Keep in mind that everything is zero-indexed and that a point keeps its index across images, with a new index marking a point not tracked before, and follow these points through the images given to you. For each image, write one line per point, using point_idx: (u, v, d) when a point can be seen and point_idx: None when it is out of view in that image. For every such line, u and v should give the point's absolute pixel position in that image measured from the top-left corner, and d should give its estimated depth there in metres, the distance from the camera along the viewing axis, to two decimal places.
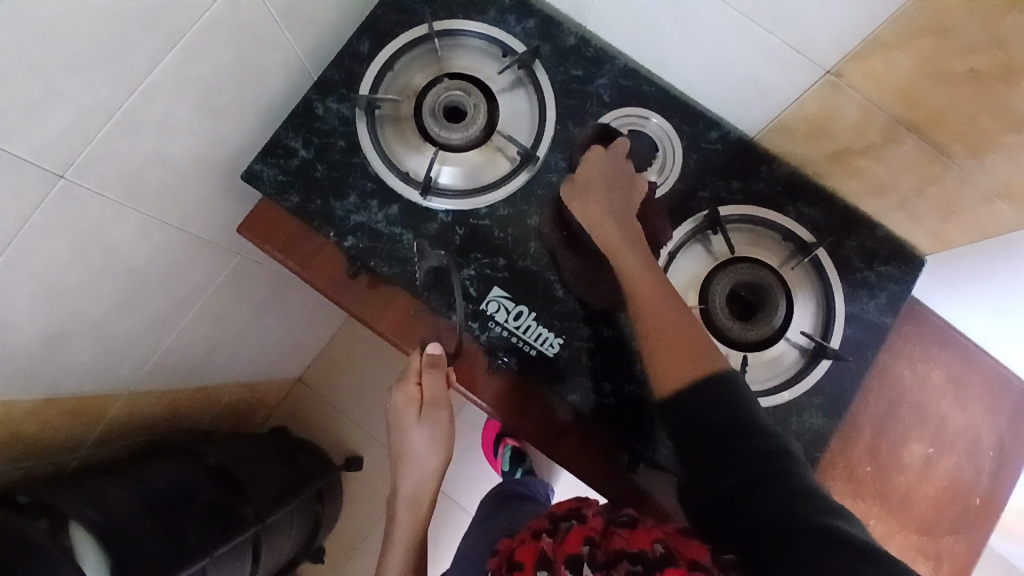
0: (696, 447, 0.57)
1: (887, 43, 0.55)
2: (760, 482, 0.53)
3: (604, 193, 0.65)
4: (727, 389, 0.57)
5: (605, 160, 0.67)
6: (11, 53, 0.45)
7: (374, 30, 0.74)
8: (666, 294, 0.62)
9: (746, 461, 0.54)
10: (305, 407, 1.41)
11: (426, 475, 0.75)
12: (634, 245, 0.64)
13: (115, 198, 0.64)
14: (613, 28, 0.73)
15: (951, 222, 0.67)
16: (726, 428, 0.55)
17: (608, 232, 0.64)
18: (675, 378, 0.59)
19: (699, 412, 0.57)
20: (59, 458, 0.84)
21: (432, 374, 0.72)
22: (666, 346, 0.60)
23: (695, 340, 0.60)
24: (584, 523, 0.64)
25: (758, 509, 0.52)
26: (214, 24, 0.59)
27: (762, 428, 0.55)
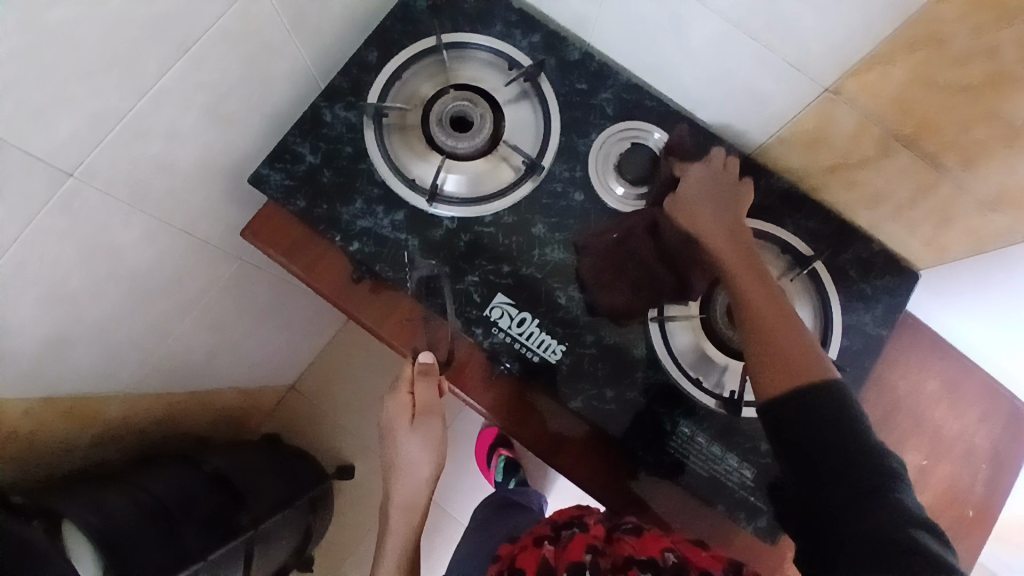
0: (790, 454, 0.54)
1: (882, 58, 0.57)
2: (853, 497, 0.50)
3: (715, 217, 0.69)
4: (834, 399, 0.53)
5: (707, 181, 0.72)
6: (24, 57, 0.45)
7: (382, 40, 0.76)
8: (768, 302, 0.61)
9: (847, 476, 0.50)
10: (299, 418, 1.40)
11: (418, 484, 0.77)
12: (747, 262, 0.65)
13: (123, 199, 0.64)
14: (616, 42, 0.75)
15: (946, 232, 0.68)
16: (830, 440, 0.52)
17: (716, 236, 0.67)
18: (775, 382, 0.57)
19: (798, 418, 0.54)
20: (54, 461, 0.83)
21: (424, 383, 0.74)
22: (766, 349, 0.58)
23: (796, 338, 0.59)
24: (585, 531, 0.66)
25: (846, 526, 0.49)
26: (226, 29, 0.60)
27: (868, 443, 0.52)
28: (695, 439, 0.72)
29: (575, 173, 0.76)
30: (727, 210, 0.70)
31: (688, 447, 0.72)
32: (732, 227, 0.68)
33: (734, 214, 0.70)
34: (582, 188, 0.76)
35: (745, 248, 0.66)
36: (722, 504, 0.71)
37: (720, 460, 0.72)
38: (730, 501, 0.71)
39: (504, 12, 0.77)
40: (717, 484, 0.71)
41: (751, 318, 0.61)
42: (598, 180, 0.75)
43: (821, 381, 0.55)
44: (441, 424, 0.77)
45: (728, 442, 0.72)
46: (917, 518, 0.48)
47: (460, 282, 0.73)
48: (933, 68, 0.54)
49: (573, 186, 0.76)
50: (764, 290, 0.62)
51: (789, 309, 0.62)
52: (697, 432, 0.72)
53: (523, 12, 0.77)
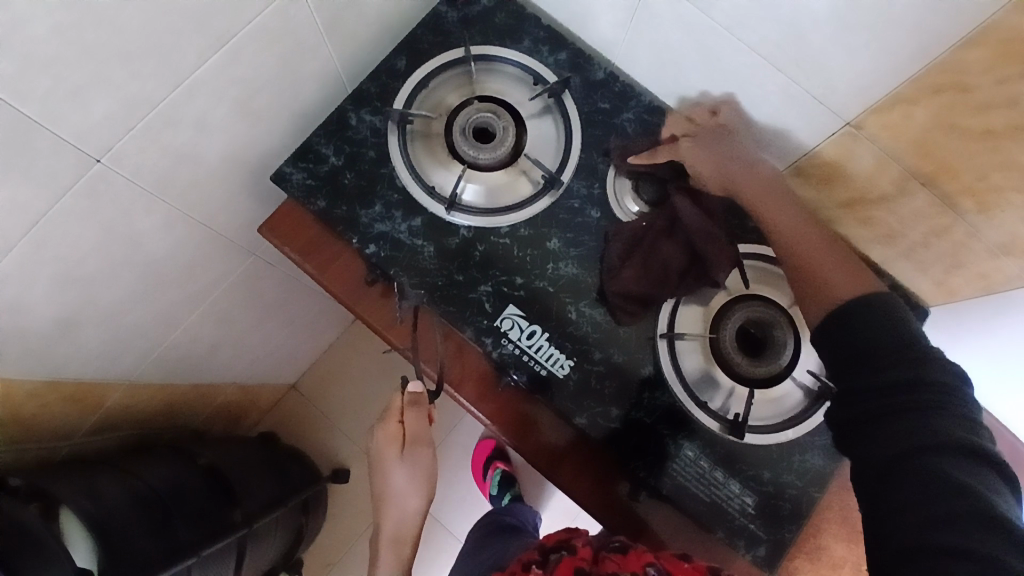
0: (840, 367, 0.59)
1: (907, 97, 0.58)
2: (897, 410, 0.54)
3: (735, 166, 0.72)
4: (876, 313, 0.58)
5: (710, 132, 0.74)
6: (66, 34, 0.46)
7: (411, 49, 0.77)
8: (808, 236, 0.67)
9: (897, 393, 0.54)
10: (297, 418, 1.39)
11: (407, 514, 0.79)
12: (781, 202, 0.69)
13: (146, 188, 0.64)
14: (642, 66, 0.76)
15: (957, 274, 0.69)
16: (864, 358, 0.57)
17: (750, 181, 0.70)
18: (818, 304, 0.62)
19: (847, 336, 0.59)
20: (53, 444, 0.83)
21: (415, 412, 0.80)
22: (805, 275, 0.65)
23: (840, 266, 0.64)
24: (573, 554, 0.67)
25: (881, 435, 0.54)
26: (264, 26, 0.61)
27: (925, 366, 0.54)
28: (698, 463, 0.72)
29: (593, 191, 0.76)
30: (741, 152, 0.72)
31: (690, 470, 0.72)
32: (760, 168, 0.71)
33: (746, 155, 0.72)
34: (599, 206, 0.76)
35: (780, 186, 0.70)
36: (723, 531, 0.70)
37: (722, 485, 0.72)
38: (731, 528, 0.70)
39: (534, 28, 0.78)
40: (717, 509, 0.71)
41: (797, 255, 0.66)
42: (615, 200, 0.76)
43: (867, 294, 0.60)
44: (430, 458, 0.80)
45: (731, 468, 0.72)
46: (963, 445, 0.51)
47: (472, 292, 0.74)
48: (957, 110, 0.55)
49: (590, 203, 0.76)
50: (801, 229, 0.67)
51: (830, 242, 0.67)
52: (701, 456, 0.72)
53: (551, 30, 0.78)
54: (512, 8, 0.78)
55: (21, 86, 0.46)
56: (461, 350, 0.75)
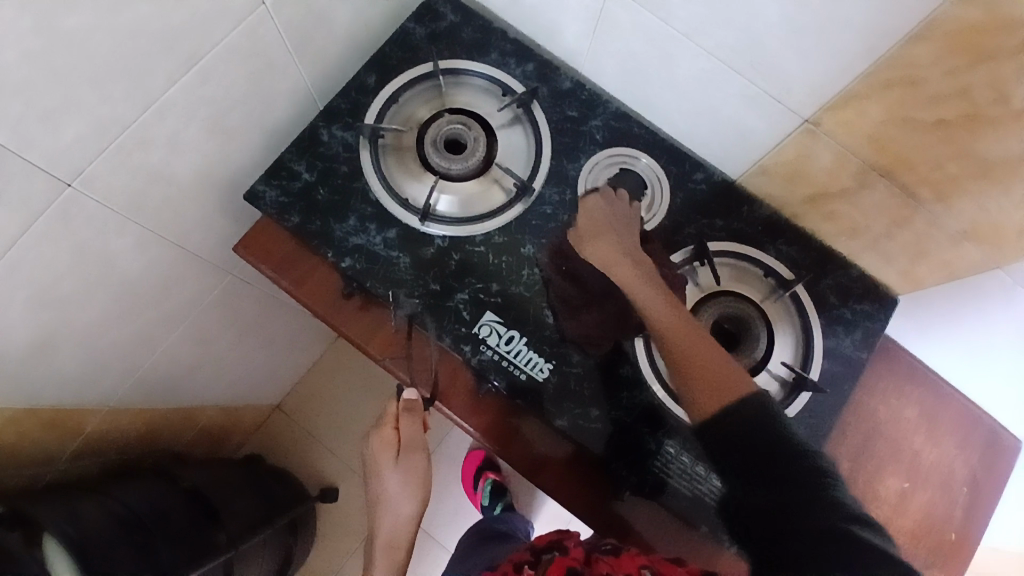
0: (742, 470, 0.56)
1: (862, 94, 0.59)
2: (800, 492, 0.53)
3: (632, 256, 0.69)
4: (763, 414, 0.57)
5: (607, 211, 0.73)
6: (36, 60, 0.47)
7: (381, 65, 0.78)
8: (699, 330, 0.63)
9: (795, 471, 0.54)
10: (283, 438, 1.39)
11: (400, 520, 0.80)
12: (666, 296, 0.66)
13: (119, 210, 0.65)
14: (607, 74, 0.78)
15: (922, 264, 0.71)
16: (759, 452, 0.55)
17: (619, 265, 0.68)
18: (710, 405, 0.59)
19: (739, 439, 0.56)
20: (32, 473, 0.82)
21: (408, 419, 0.79)
22: (698, 371, 0.60)
23: (718, 362, 0.61)
24: (565, 555, 0.69)
25: (789, 522, 0.53)
26: (233, 47, 0.62)
27: (806, 449, 0.55)
28: (680, 458, 0.73)
29: (564, 197, 0.77)
30: (619, 232, 0.71)
31: (673, 466, 0.72)
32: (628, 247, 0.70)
33: (624, 236, 0.71)
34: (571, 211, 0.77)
35: (648, 272, 0.68)
36: (706, 526, 0.71)
37: (705, 479, 0.72)
38: (713, 523, 0.71)
39: (501, 41, 0.80)
40: (699, 504, 0.72)
41: (672, 349, 0.62)
42: None
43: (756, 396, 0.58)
44: (424, 461, 0.81)
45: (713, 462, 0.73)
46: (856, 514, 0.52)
47: (449, 300, 0.74)
48: (911, 105, 0.56)
49: (562, 209, 0.77)
50: (675, 317, 0.64)
51: (699, 329, 0.63)
52: (683, 451, 0.73)
53: (517, 42, 0.80)
54: (478, 23, 0.80)
55: None
56: (451, 361, 0.75)
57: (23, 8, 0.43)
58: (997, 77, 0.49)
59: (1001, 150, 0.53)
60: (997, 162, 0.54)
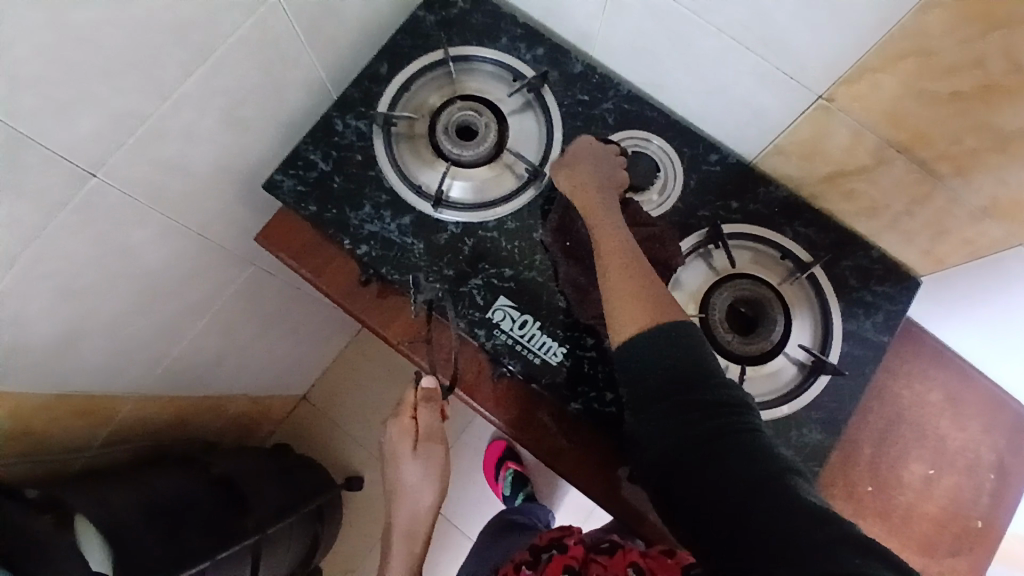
0: (663, 409, 0.55)
1: (875, 67, 0.58)
2: (722, 428, 0.53)
3: (600, 193, 0.68)
4: (689, 353, 0.56)
5: (593, 150, 0.71)
6: (49, 54, 0.48)
7: (392, 54, 0.79)
8: (644, 265, 0.63)
9: (717, 407, 0.54)
10: (310, 426, 1.42)
11: (419, 511, 0.80)
12: (625, 237, 0.65)
13: (140, 200, 0.67)
14: (617, 56, 0.77)
15: (943, 243, 0.70)
16: (683, 392, 0.55)
17: (587, 198, 0.67)
18: (629, 327, 0.59)
19: (663, 376, 0.56)
20: (68, 457, 0.86)
21: (428, 408, 0.81)
22: (626, 298, 0.60)
23: (650, 292, 0.60)
24: (564, 552, 0.71)
25: (710, 463, 0.52)
26: (244, 39, 0.63)
27: (727, 394, 0.55)
28: None
29: None
30: (598, 168, 0.70)
31: None
32: (597, 181, 0.69)
33: (602, 173, 0.70)
34: None
35: (609, 205, 0.67)
36: None
37: None
38: None
39: (510, 27, 0.80)
40: None
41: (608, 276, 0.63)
42: None
43: (681, 329, 0.57)
44: (443, 450, 0.82)
45: None
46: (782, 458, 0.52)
47: (463, 285, 0.75)
48: (926, 76, 0.55)
49: None
50: (621, 246, 0.64)
51: (643, 261, 0.63)
52: None
53: (527, 27, 0.80)
54: (488, 9, 0.80)
55: (10, 104, 0.49)
56: (472, 347, 0.77)
57: (32, 4, 0.45)
58: (1012, 45, 0.49)
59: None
60: (1016, 133, 0.54)
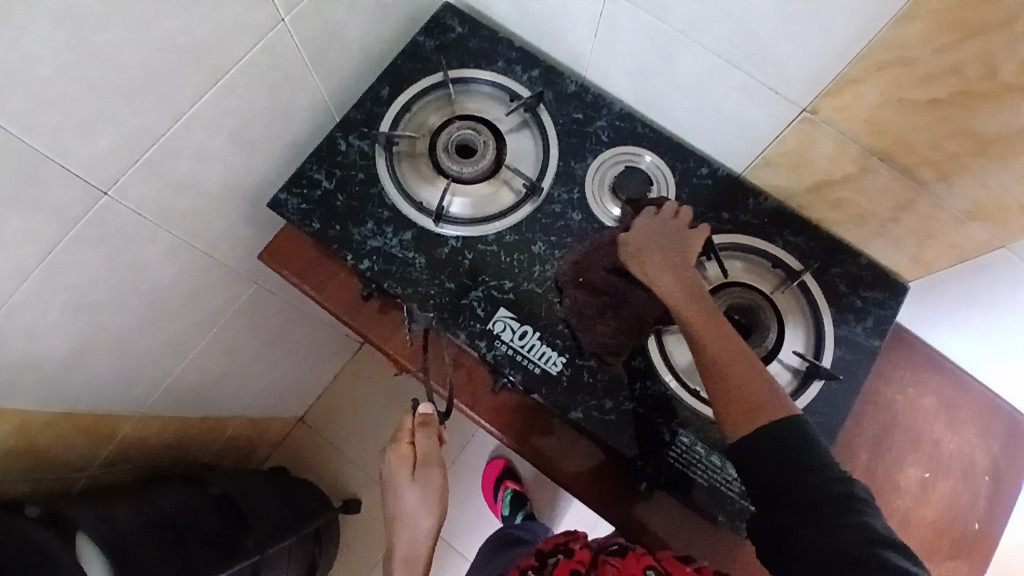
0: (767, 488, 0.56)
1: (855, 78, 0.61)
2: (819, 521, 0.53)
3: (676, 273, 0.66)
4: (793, 435, 0.56)
5: (658, 228, 0.70)
6: (71, 73, 0.51)
7: (393, 77, 0.82)
8: (735, 348, 0.61)
9: (817, 504, 0.53)
10: (307, 452, 1.41)
11: (419, 535, 0.78)
12: (712, 315, 0.63)
13: (150, 218, 0.68)
14: (610, 76, 0.80)
15: (929, 246, 0.72)
16: (782, 468, 0.55)
17: (667, 281, 0.65)
18: (743, 425, 0.58)
19: (764, 458, 0.56)
20: (68, 476, 0.86)
21: (424, 433, 0.82)
22: (733, 392, 0.59)
23: (758, 382, 0.59)
24: (570, 557, 0.75)
25: (812, 543, 0.52)
26: (254, 63, 0.66)
27: (830, 467, 0.55)
28: (695, 448, 0.73)
29: (573, 196, 0.80)
30: (671, 247, 0.68)
31: (687, 456, 0.73)
32: (675, 261, 0.67)
33: (676, 251, 0.68)
34: (580, 209, 0.79)
35: (691, 284, 0.65)
36: (723, 515, 0.72)
37: (720, 469, 0.73)
38: (730, 512, 0.72)
39: (507, 50, 0.83)
40: (717, 494, 0.72)
41: (709, 367, 0.61)
42: (595, 202, 0.79)
43: (791, 422, 0.56)
44: (441, 475, 0.81)
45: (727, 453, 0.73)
46: (883, 537, 0.51)
47: (464, 298, 0.77)
48: (904, 85, 0.59)
49: (571, 207, 0.80)
50: (716, 332, 0.61)
51: (743, 346, 0.62)
52: (697, 441, 0.73)
53: (523, 50, 0.84)
54: (485, 34, 0.84)
55: (31, 122, 0.51)
56: (471, 358, 0.78)
57: (57, 25, 0.47)
58: (985, 49, 0.52)
59: (997, 121, 0.56)
60: (992, 135, 0.57)
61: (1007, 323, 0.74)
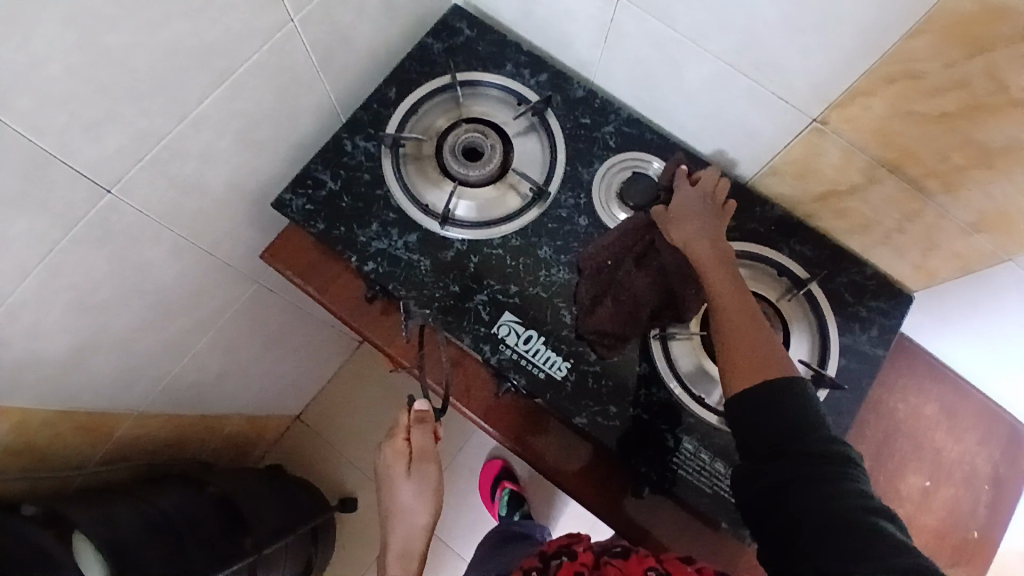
0: (759, 444, 0.53)
1: (865, 91, 0.61)
2: (807, 479, 0.49)
3: (712, 241, 0.64)
4: (791, 394, 0.53)
5: (692, 198, 0.68)
6: (79, 73, 0.50)
7: (401, 79, 0.82)
8: (754, 313, 0.60)
9: (808, 460, 0.50)
10: (304, 452, 1.40)
11: (414, 529, 0.78)
12: (734, 281, 0.62)
13: (155, 217, 0.68)
14: (617, 82, 0.80)
15: (934, 256, 0.72)
16: (776, 425, 0.52)
17: (699, 243, 0.64)
18: (742, 377, 0.56)
19: (759, 413, 0.54)
20: (66, 474, 0.86)
21: (420, 430, 0.80)
22: (738, 348, 0.57)
23: (766, 344, 0.57)
24: (573, 560, 0.70)
25: (799, 501, 0.49)
26: (263, 63, 0.65)
27: (826, 430, 0.52)
28: (699, 455, 0.73)
29: (579, 201, 0.80)
30: (705, 212, 0.67)
31: (690, 463, 0.73)
32: (708, 225, 0.66)
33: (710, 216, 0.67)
34: (586, 214, 0.79)
35: (720, 248, 0.64)
36: (725, 523, 0.71)
37: (723, 477, 0.72)
38: (733, 520, 0.71)
39: (515, 54, 0.83)
40: (719, 502, 0.72)
41: (720, 323, 0.59)
42: (601, 207, 0.79)
43: (789, 383, 0.54)
44: (438, 472, 0.80)
45: (730, 460, 0.73)
46: (875, 503, 0.48)
47: (468, 301, 0.76)
48: (914, 98, 0.59)
49: (577, 212, 0.79)
50: (736, 295, 0.60)
51: (760, 311, 0.60)
52: (701, 448, 0.73)
53: (531, 54, 0.84)
54: (493, 37, 0.84)
55: (38, 121, 0.50)
56: (474, 362, 0.78)
57: (67, 25, 0.47)
58: (995, 65, 0.52)
59: (1003, 134, 0.56)
60: (998, 149, 0.58)
61: (1011, 333, 0.73)
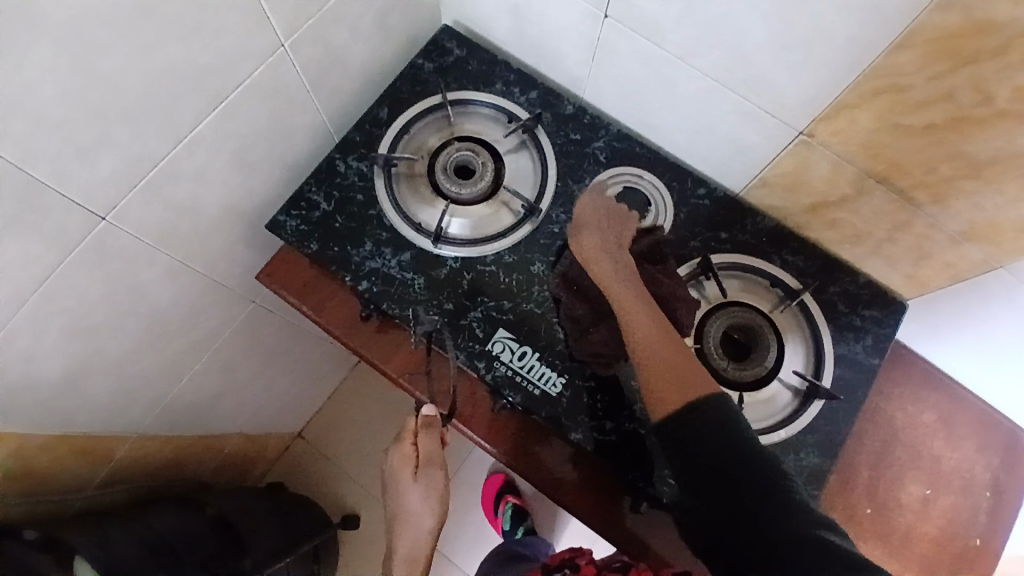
0: (700, 471, 0.55)
1: (852, 103, 0.61)
2: (752, 502, 0.52)
3: (613, 259, 0.66)
4: (718, 411, 0.56)
5: (599, 208, 0.70)
6: (73, 96, 0.51)
7: (393, 99, 0.83)
8: (667, 330, 0.62)
9: (747, 482, 0.53)
10: (305, 469, 1.40)
11: (422, 535, 0.76)
12: (643, 298, 0.64)
13: (149, 241, 0.68)
14: (606, 98, 0.81)
15: (925, 265, 0.72)
16: (711, 449, 0.55)
17: (603, 262, 0.66)
18: (666, 396, 0.58)
19: (694, 440, 0.56)
20: (65, 497, 0.87)
21: (428, 434, 0.78)
22: (660, 369, 0.59)
23: (685, 361, 0.60)
24: None
25: (751, 524, 0.52)
26: (256, 86, 0.66)
27: (756, 446, 0.55)
28: None
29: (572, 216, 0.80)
30: (611, 230, 0.69)
31: None
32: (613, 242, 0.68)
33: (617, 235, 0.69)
34: None
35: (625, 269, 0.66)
36: None
37: None
38: None
39: (505, 72, 0.84)
40: None
41: (638, 347, 0.61)
42: None
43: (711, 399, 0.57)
44: (443, 476, 0.79)
45: None
46: (815, 515, 0.52)
47: (463, 318, 0.77)
48: (900, 110, 0.59)
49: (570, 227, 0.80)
50: (648, 316, 0.62)
51: (670, 327, 0.63)
52: None
53: (521, 72, 0.84)
54: (483, 56, 0.85)
55: (31, 145, 0.51)
56: (468, 380, 0.78)
57: (59, 53, 0.47)
58: (979, 77, 0.52)
59: (990, 147, 0.57)
60: (987, 160, 0.58)
61: (1010, 335, 0.73)
